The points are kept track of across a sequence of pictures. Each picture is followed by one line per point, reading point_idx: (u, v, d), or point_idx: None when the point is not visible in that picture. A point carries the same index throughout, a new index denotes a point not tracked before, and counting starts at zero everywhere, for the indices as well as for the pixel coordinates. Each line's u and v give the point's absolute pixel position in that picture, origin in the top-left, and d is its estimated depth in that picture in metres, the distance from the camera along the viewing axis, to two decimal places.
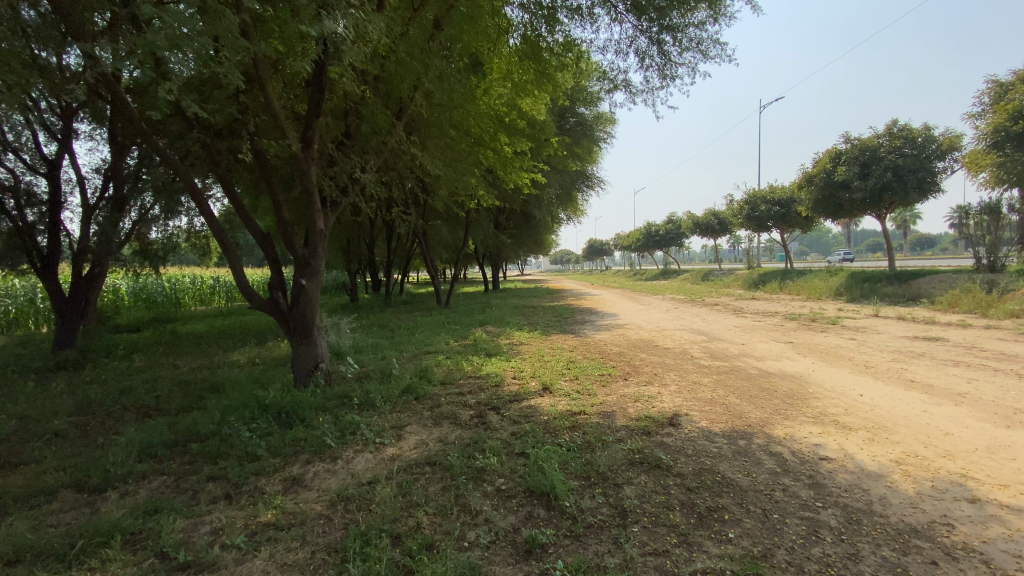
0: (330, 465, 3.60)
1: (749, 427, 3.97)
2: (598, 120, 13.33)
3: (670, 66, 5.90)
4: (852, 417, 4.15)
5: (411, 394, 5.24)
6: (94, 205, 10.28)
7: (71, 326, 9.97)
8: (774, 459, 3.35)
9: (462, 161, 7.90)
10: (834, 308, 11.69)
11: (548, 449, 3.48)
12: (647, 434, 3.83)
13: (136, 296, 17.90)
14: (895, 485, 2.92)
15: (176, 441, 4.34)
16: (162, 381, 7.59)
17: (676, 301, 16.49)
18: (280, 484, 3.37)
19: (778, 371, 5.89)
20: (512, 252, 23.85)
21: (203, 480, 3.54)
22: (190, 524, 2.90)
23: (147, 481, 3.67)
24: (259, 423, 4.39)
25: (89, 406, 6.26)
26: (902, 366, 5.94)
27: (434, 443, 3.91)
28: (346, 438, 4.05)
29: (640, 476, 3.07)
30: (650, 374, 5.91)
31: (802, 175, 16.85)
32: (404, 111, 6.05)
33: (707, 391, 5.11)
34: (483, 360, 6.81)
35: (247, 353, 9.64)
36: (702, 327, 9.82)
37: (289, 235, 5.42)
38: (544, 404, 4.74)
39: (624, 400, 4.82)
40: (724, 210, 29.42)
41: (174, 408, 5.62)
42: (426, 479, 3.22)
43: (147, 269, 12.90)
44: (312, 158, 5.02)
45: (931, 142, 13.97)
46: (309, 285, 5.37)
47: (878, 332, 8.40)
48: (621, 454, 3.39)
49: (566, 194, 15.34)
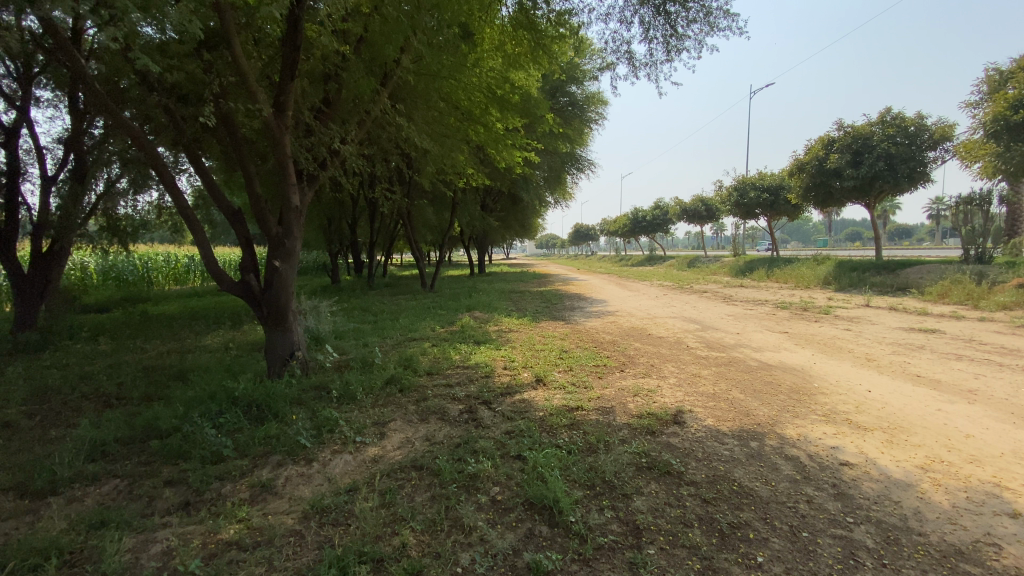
0: (304, 469, 3.23)
1: (759, 426, 3.71)
2: (589, 99, 12.93)
3: (676, 38, 5.51)
4: (865, 416, 3.93)
5: (396, 386, 4.88)
6: (56, 177, 9.58)
7: (32, 306, 9.36)
8: (791, 463, 3.10)
9: (450, 137, 7.43)
10: (824, 297, 11.61)
11: (547, 452, 3.17)
12: (651, 434, 3.54)
13: (106, 275, 17.13)
14: (927, 496, 2.76)
15: (133, 438, 3.92)
16: (127, 366, 7.09)
17: (664, 287, 16.30)
18: (247, 491, 3.00)
19: (779, 363, 5.66)
20: (500, 235, 23.40)
21: (159, 486, 3.17)
22: (140, 541, 2.52)
23: (98, 486, 3.28)
24: (226, 417, 3.98)
25: (44, 395, 5.78)
26: (904, 359, 5.77)
27: (420, 442, 3.58)
28: (323, 437, 3.67)
29: (650, 484, 2.79)
30: (647, 365, 5.63)
31: (793, 162, 16.63)
32: (389, 79, 5.60)
33: (708, 384, 4.85)
34: (471, 348, 6.48)
35: (221, 337, 9.16)
36: (693, 315, 9.60)
37: (262, 212, 4.96)
38: (538, 398, 4.43)
39: (624, 394, 4.53)
40: (712, 197, 29.32)
41: (135, 398, 5.17)
42: (412, 487, 2.89)
43: (116, 246, 12.20)
44: (286, 125, 4.53)
45: (923, 132, 13.88)
46: (283, 267, 4.94)
47: (873, 322, 8.27)
48: (626, 458, 3.10)
49: (555, 176, 14.94)
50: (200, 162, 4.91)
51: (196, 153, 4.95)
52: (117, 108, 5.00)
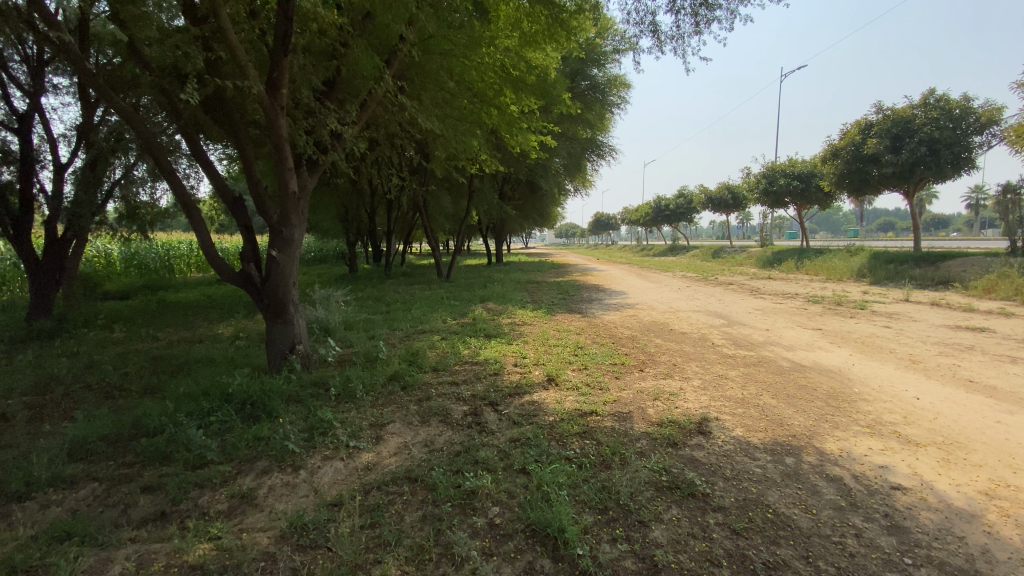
0: (290, 477, 2.97)
1: (794, 439, 3.32)
2: (611, 82, 12.39)
3: (706, 6, 5.03)
4: (915, 429, 3.50)
5: (399, 383, 4.60)
6: (70, 164, 9.52)
7: (47, 292, 9.36)
8: (834, 486, 2.71)
9: (463, 121, 7.09)
10: (858, 291, 10.96)
11: (555, 467, 2.83)
12: (673, 446, 3.18)
13: (128, 262, 17.38)
14: (995, 531, 2.36)
15: (120, 437, 3.73)
16: (135, 355, 6.98)
17: (687, 278, 15.75)
18: (226, 503, 2.75)
19: (813, 363, 5.22)
20: (518, 223, 23.02)
21: (135, 492, 2.96)
22: (100, 560, 2.29)
23: (75, 490, 3.08)
24: (215, 415, 3.76)
25: (48, 384, 5.69)
26: (953, 361, 5.25)
27: (417, 449, 3.29)
28: (314, 440, 3.39)
29: (671, 509, 2.43)
30: (669, 365, 5.25)
31: (826, 148, 15.81)
32: (394, 56, 5.28)
33: (735, 388, 4.44)
34: (481, 343, 6.16)
35: (233, 326, 9.06)
36: (718, 309, 9.10)
37: (260, 199, 4.71)
38: (549, 401, 4.08)
39: (642, 397, 4.16)
40: (739, 185, 28.36)
41: (135, 391, 5.01)
42: (403, 503, 2.60)
43: (136, 234, 12.24)
44: (280, 105, 4.26)
45: (968, 115, 12.94)
46: (281, 257, 4.69)
47: (915, 319, 7.69)
48: (643, 475, 2.75)
49: (573, 163, 14.45)
50: (197, 144, 4.67)
51: (192, 135, 4.71)
52: (110, 90, 4.77)
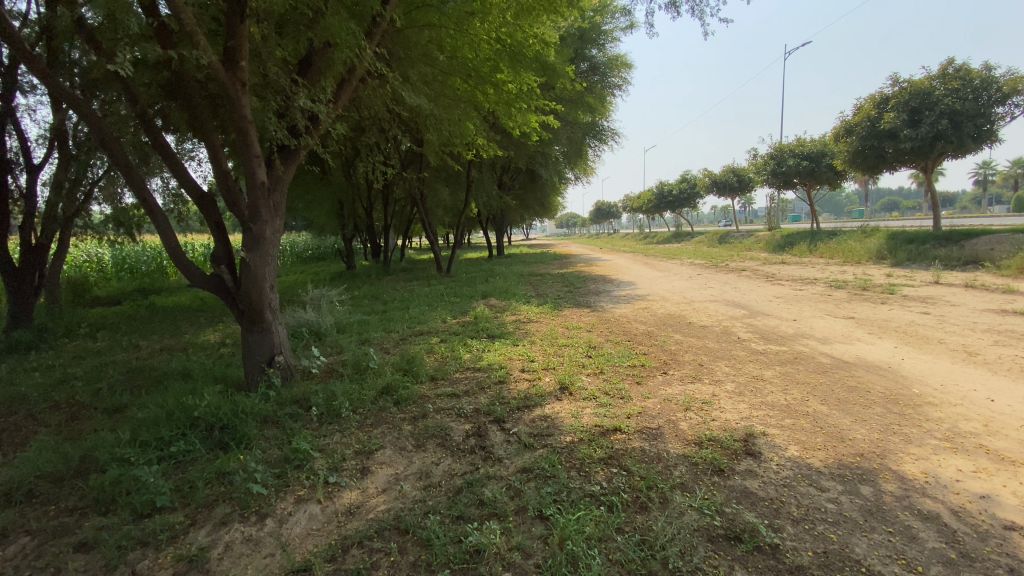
0: (254, 529, 2.43)
1: (862, 460, 2.75)
2: (613, 61, 11.76)
3: None
4: (1005, 441, 2.93)
5: (390, 398, 4.02)
6: (43, 166, 8.92)
7: (23, 303, 8.72)
8: (934, 529, 2.15)
9: (457, 101, 6.55)
10: (881, 274, 10.34)
11: (582, 511, 2.27)
12: (719, 472, 2.64)
13: (119, 266, 16.84)
14: None
15: (68, 474, 3.19)
16: (111, 368, 6.42)
17: (697, 266, 15.16)
18: (170, 569, 2.22)
19: (857, 359, 4.63)
20: (520, 213, 22.34)
21: (70, 550, 2.43)
22: None
23: (2, 547, 2.56)
24: (177, 445, 3.21)
25: (12, 403, 5.17)
26: (1014, 352, 4.66)
27: (411, 482, 2.74)
28: (287, 476, 2.83)
29: (735, 573, 1.90)
30: (695, 365, 4.67)
31: (838, 125, 15.11)
32: (376, 27, 4.70)
33: (776, 392, 3.86)
34: (483, 345, 5.57)
35: (222, 331, 8.51)
36: (736, 298, 8.52)
37: (230, 192, 4.14)
38: (563, 415, 3.52)
39: (671, 408, 3.59)
40: (744, 168, 27.66)
41: (101, 413, 4.47)
42: (389, 567, 2.05)
43: (122, 237, 11.71)
44: (242, 80, 3.70)
45: (990, 85, 12.22)
46: (252, 258, 4.09)
47: (954, 303, 7.07)
48: (691, 520, 2.20)
49: (574, 149, 13.80)
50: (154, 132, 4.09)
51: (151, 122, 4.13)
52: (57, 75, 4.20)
